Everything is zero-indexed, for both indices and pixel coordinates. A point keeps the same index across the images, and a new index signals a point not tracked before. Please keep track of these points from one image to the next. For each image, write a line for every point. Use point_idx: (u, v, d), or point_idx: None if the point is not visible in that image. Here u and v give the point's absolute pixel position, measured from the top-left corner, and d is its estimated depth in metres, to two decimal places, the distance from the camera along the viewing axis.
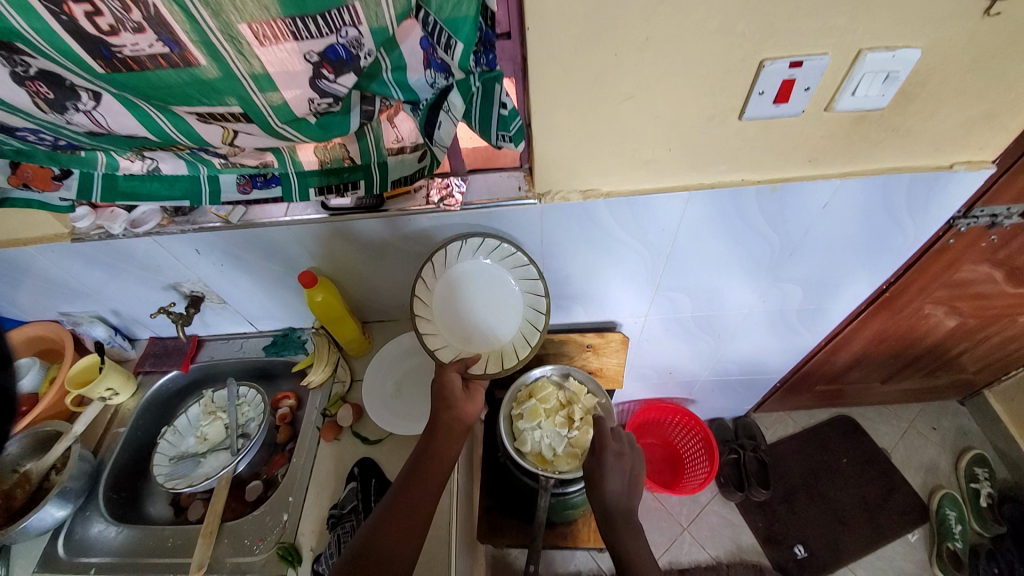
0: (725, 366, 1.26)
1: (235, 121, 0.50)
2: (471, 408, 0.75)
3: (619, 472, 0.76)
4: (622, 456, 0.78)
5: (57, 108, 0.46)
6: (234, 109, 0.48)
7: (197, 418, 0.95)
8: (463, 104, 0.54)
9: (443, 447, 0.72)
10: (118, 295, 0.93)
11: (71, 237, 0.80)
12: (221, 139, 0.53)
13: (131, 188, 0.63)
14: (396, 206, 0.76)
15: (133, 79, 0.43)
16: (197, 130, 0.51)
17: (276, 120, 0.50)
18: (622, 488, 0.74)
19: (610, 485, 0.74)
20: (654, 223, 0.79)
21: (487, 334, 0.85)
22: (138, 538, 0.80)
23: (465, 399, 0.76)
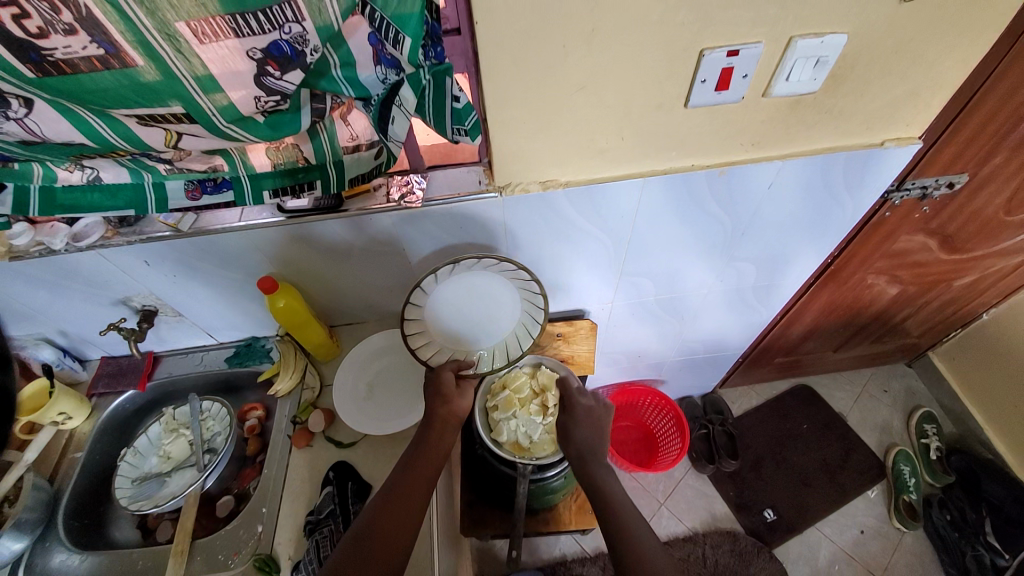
0: (691, 346, 1.31)
1: (179, 122, 0.48)
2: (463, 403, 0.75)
3: (587, 421, 0.80)
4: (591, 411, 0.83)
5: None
6: (176, 110, 0.47)
7: (159, 436, 0.92)
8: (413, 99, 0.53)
9: (435, 439, 0.73)
10: (65, 314, 0.88)
11: (9, 256, 0.75)
12: (165, 142, 0.51)
13: (72, 200, 0.60)
14: (355, 205, 0.75)
15: (67, 83, 0.42)
16: (138, 134, 0.49)
17: (221, 120, 0.49)
18: (591, 434, 0.79)
19: (579, 435, 0.79)
20: (613, 211, 0.81)
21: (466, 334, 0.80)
22: (103, 565, 0.76)
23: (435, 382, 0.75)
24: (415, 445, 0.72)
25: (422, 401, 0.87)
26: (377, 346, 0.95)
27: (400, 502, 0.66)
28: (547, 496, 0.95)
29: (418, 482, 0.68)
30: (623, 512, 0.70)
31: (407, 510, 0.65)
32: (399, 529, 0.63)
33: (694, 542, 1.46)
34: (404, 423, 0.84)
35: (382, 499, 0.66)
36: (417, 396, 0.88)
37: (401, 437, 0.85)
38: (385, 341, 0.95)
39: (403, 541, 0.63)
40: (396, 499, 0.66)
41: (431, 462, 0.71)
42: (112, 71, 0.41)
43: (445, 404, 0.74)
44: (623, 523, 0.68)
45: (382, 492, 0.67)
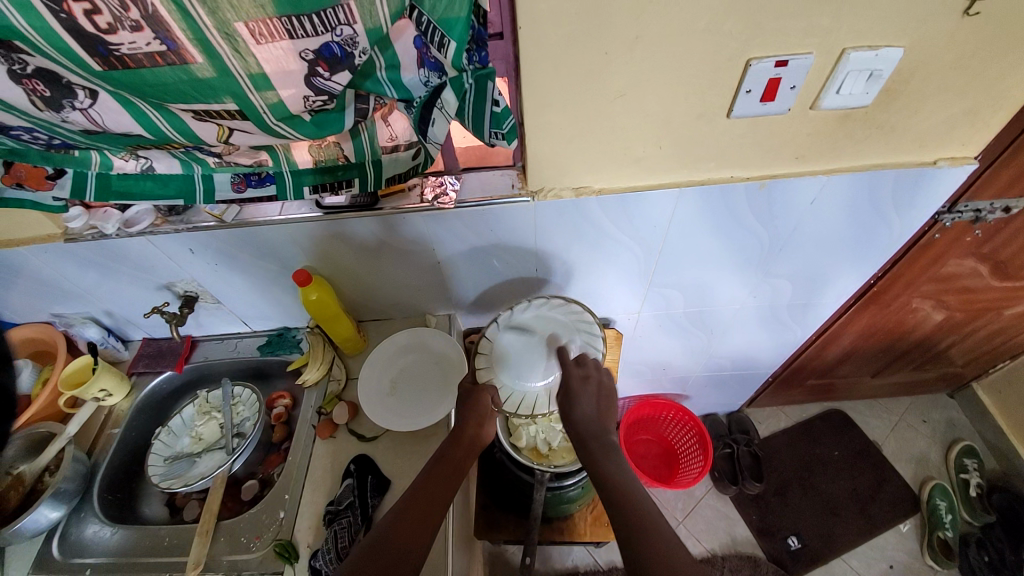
0: (718, 362, 1.28)
1: (230, 118, 0.50)
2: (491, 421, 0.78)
3: (590, 393, 0.75)
4: (590, 378, 0.77)
5: (54, 107, 0.46)
6: (229, 106, 0.49)
7: (192, 418, 0.95)
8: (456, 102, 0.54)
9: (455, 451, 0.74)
10: (112, 296, 0.93)
11: (65, 237, 0.80)
12: (217, 137, 0.53)
13: (126, 187, 0.63)
14: (390, 204, 0.76)
15: (131, 77, 0.44)
16: (192, 128, 0.51)
17: (270, 117, 0.50)
18: (593, 408, 0.74)
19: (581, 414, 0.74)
20: (646, 219, 0.80)
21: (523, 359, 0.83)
22: (133, 538, 0.80)
23: (474, 399, 0.79)
24: (449, 442, 0.75)
25: (448, 399, 0.88)
26: (404, 343, 0.96)
27: (420, 504, 0.66)
28: (562, 505, 0.94)
29: (439, 489, 0.69)
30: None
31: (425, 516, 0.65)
32: (418, 528, 0.64)
33: (712, 565, 1.42)
34: (431, 420, 0.85)
35: (404, 503, 0.67)
36: (443, 394, 0.89)
37: (422, 435, 0.86)
38: (411, 338, 0.96)
39: (423, 540, 0.63)
40: (416, 501, 0.67)
41: (454, 458, 0.73)
42: (173, 66, 0.43)
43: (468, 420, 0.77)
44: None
45: (404, 497, 0.68)
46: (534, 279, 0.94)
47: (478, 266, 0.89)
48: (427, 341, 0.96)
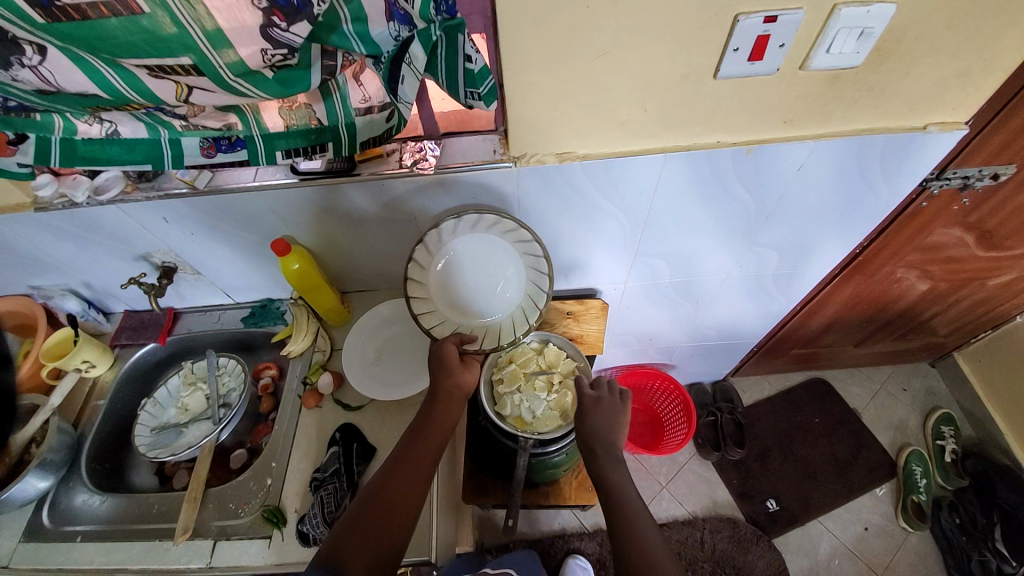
0: (704, 332, 1.29)
1: (187, 75, 0.48)
2: (471, 376, 0.77)
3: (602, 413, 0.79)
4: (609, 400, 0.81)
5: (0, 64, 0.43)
6: (183, 62, 0.46)
7: (177, 390, 0.95)
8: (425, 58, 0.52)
9: (443, 411, 0.74)
10: (89, 266, 0.90)
11: (35, 207, 0.77)
12: (176, 96, 0.50)
13: (92, 152, 0.61)
14: (368, 169, 0.74)
15: (77, 30, 0.41)
16: (150, 87, 0.48)
17: (229, 75, 0.48)
18: (605, 428, 0.78)
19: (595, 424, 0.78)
20: (631, 186, 0.78)
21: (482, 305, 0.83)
22: (121, 507, 0.81)
23: (440, 355, 0.77)
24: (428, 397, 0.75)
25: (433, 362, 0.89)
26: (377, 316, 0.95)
27: (407, 467, 0.68)
28: (547, 470, 0.97)
29: (421, 455, 0.69)
30: (631, 498, 0.72)
31: (409, 481, 0.66)
32: (403, 494, 0.65)
33: (694, 526, 1.48)
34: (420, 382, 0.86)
35: (390, 466, 0.68)
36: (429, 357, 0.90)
37: (407, 403, 0.87)
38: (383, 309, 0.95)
39: (409, 505, 0.65)
40: (401, 467, 0.67)
41: (438, 414, 0.74)
42: (121, 17, 0.40)
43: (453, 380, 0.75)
44: (626, 507, 0.70)
45: (390, 458, 0.69)
46: None
47: None
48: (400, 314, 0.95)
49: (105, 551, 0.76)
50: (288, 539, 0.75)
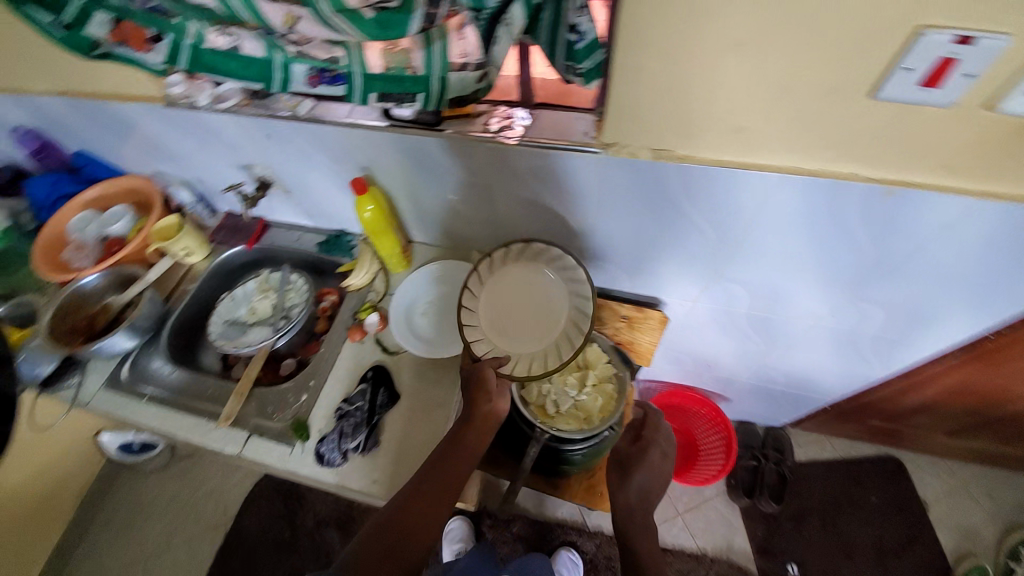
0: (771, 373, 1.17)
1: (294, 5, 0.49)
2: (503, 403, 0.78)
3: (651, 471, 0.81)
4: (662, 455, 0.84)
5: None
6: None
7: (252, 292, 1.04)
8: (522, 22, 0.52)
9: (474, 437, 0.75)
10: (201, 166, 1.00)
11: (163, 101, 0.84)
12: (285, 23, 0.52)
13: (215, 63, 0.67)
14: (453, 127, 0.72)
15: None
16: (263, 9, 0.51)
17: (328, 8, 0.48)
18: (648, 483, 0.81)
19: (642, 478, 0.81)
20: (728, 202, 0.70)
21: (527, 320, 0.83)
22: (185, 383, 0.93)
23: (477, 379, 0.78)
24: (460, 423, 0.76)
25: (561, 332, 0.82)
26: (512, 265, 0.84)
27: (431, 490, 0.71)
28: (563, 465, 0.94)
29: (437, 490, 0.71)
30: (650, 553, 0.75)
31: (433, 504, 0.70)
32: (425, 517, 0.69)
33: (699, 562, 1.41)
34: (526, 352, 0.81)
35: (416, 486, 0.71)
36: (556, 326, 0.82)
37: (441, 364, 0.88)
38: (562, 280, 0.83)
39: (429, 528, 0.69)
40: (426, 491, 0.71)
41: (466, 439, 0.75)
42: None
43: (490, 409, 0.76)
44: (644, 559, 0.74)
45: (416, 477, 0.72)
46: (589, 242, 0.86)
47: (534, 214, 0.83)
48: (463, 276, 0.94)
49: (164, 414, 0.88)
50: (307, 453, 0.81)
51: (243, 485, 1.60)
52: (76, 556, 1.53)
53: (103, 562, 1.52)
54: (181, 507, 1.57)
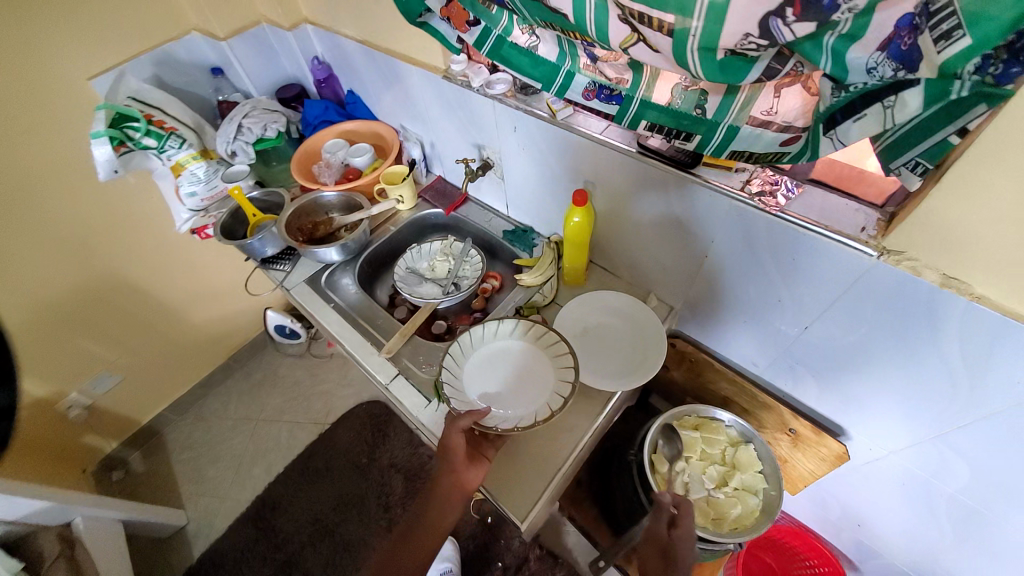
0: (937, 569, 0.93)
1: (655, 32, 0.43)
2: (472, 478, 0.71)
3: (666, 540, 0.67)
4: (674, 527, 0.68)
5: None
6: (666, 17, 0.41)
7: (436, 252, 1.13)
8: (917, 108, 0.42)
9: (440, 502, 0.72)
10: (441, 133, 1.11)
11: (443, 74, 0.94)
12: (622, 42, 0.49)
13: (509, 56, 0.74)
14: (708, 174, 0.68)
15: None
16: (610, 25, 0.48)
17: (695, 44, 0.42)
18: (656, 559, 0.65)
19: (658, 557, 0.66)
20: (1013, 365, 0.56)
21: (512, 398, 0.81)
22: (360, 305, 1.06)
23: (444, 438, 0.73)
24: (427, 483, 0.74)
25: (545, 400, 0.80)
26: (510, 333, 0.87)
27: (411, 539, 0.76)
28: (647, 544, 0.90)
29: (412, 541, 0.76)
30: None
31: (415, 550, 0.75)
32: (404, 556, 0.75)
33: None
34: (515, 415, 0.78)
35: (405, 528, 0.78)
36: (547, 392, 0.81)
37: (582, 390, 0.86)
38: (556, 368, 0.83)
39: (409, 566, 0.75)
40: (408, 540, 0.76)
41: (432, 501, 0.73)
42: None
43: (455, 480, 0.71)
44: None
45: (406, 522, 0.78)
46: (791, 335, 0.77)
47: (742, 285, 0.77)
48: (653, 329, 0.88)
49: (341, 324, 1.01)
50: (440, 413, 0.85)
51: (348, 399, 1.78)
52: (216, 389, 1.82)
53: (230, 406, 1.79)
54: (298, 395, 1.80)
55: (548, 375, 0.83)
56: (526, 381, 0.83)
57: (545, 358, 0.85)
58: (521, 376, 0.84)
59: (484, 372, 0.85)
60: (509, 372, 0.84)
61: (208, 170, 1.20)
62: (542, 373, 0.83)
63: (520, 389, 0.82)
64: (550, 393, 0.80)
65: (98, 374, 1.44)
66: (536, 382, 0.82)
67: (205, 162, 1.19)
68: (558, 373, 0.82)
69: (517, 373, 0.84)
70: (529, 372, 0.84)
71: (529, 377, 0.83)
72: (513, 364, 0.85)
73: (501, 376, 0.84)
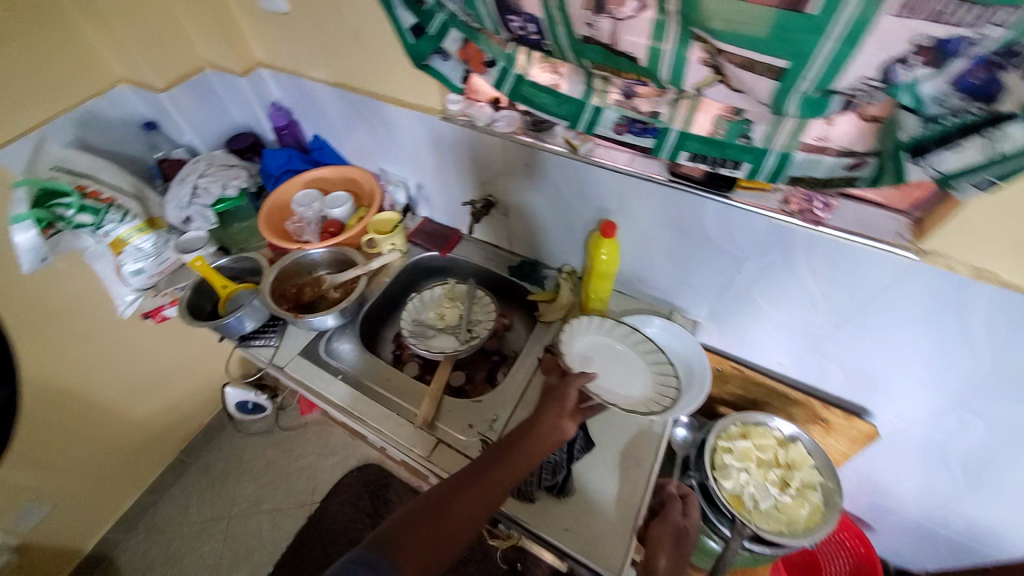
0: (951, 523, 1.02)
1: (758, 75, 0.48)
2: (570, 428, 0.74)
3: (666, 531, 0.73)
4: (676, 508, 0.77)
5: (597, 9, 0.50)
6: (778, 62, 0.46)
7: (440, 298, 1.06)
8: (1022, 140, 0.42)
9: (537, 442, 0.71)
10: (432, 173, 1.05)
11: (440, 116, 0.90)
12: (698, 83, 0.53)
13: (530, 95, 0.71)
14: (744, 197, 0.70)
15: (706, 9, 0.45)
16: (690, 69, 0.52)
17: (803, 87, 0.47)
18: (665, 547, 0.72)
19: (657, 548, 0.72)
20: None
21: (611, 388, 0.81)
22: (370, 369, 0.96)
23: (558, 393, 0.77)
24: (522, 425, 0.73)
25: (640, 403, 0.80)
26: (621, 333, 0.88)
27: (482, 485, 0.66)
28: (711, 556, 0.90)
29: (485, 486, 0.66)
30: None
31: (479, 501, 0.65)
32: (470, 506, 0.64)
33: None
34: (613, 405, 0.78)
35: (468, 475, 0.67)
36: (643, 398, 0.81)
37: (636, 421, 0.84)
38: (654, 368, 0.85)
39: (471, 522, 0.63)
40: (473, 488, 0.65)
41: (529, 440, 0.71)
42: (766, 9, 0.43)
43: (558, 425, 0.73)
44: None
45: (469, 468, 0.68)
46: (823, 334, 0.82)
47: (774, 295, 0.80)
48: (698, 377, 0.87)
49: (354, 395, 0.91)
50: None
51: (334, 469, 1.60)
52: (171, 490, 1.56)
53: (191, 505, 1.54)
54: (273, 476, 1.59)
55: (648, 374, 0.83)
56: (627, 377, 0.83)
57: (649, 357, 0.85)
58: (625, 369, 0.84)
59: (593, 352, 0.86)
60: (614, 366, 0.85)
61: (157, 242, 1.04)
62: (645, 370, 0.84)
63: (621, 387, 0.82)
64: (649, 397, 0.81)
65: (24, 506, 1.19)
66: (639, 381, 0.82)
67: (153, 233, 1.03)
68: (659, 377, 0.82)
69: (620, 367, 0.84)
70: (633, 369, 0.84)
71: (632, 373, 0.84)
72: (618, 357, 0.86)
73: (606, 363, 0.85)
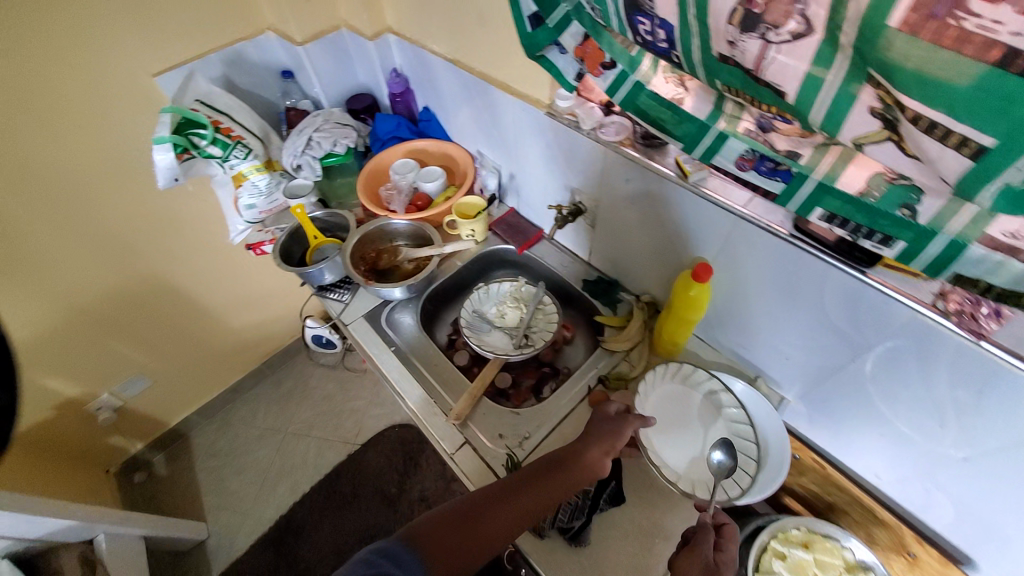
0: None
1: (947, 147, 0.36)
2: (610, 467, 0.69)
3: None
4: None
5: (746, 28, 0.41)
6: (985, 139, 0.34)
7: (506, 295, 1.03)
8: None
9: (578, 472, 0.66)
10: (527, 167, 1.00)
11: (547, 109, 0.84)
12: (858, 137, 0.42)
13: (646, 107, 0.63)
14: (884, 278, 0.57)
15: (895, 50, 0.34)
16: (852, 120, 0.41)
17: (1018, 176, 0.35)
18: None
19: None
20: None
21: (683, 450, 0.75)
22: (421, 349, 0.97)
23: (614, 427, 0.71)
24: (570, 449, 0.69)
25: (710, 478, 0.73)
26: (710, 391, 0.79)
27: (521, 500, 0.63)
28: None
29: (522, 501, 0.63)
30: None
31: (513, 516, 0.62)
32: (506, 519, 0.61)
33: None
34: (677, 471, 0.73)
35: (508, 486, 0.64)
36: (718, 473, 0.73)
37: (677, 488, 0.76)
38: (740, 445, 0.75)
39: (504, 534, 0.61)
40: (511, 501, 0.63)
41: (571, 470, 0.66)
42: (986, 65, 0.31)
43: (602, 460, 0.68)
44: None
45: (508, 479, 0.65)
46: (941, 463, 0.65)
47: (890, 397, 0.65)
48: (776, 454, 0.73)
49: (401, 371, 0.92)
50: None
51: (378, 421, 1.69)
52: (246, 394, 1.76)
53: (258, 414, 1.72)
54: (327, 410, 1.72)
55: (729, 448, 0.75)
56: (705, 444, 0.76)
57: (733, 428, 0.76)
58: (704, 435, 0.76)
59: (674, 405, 0.79)
60: (693, 428, 0.77)
61: (271, 182, 1.13)
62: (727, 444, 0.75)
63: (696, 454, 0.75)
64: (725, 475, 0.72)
65: (131, 376, 1.39)
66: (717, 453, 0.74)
67: (268, 174, 1.13)
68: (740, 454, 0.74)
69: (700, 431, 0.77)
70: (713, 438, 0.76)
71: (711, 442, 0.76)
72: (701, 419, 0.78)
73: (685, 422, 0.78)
